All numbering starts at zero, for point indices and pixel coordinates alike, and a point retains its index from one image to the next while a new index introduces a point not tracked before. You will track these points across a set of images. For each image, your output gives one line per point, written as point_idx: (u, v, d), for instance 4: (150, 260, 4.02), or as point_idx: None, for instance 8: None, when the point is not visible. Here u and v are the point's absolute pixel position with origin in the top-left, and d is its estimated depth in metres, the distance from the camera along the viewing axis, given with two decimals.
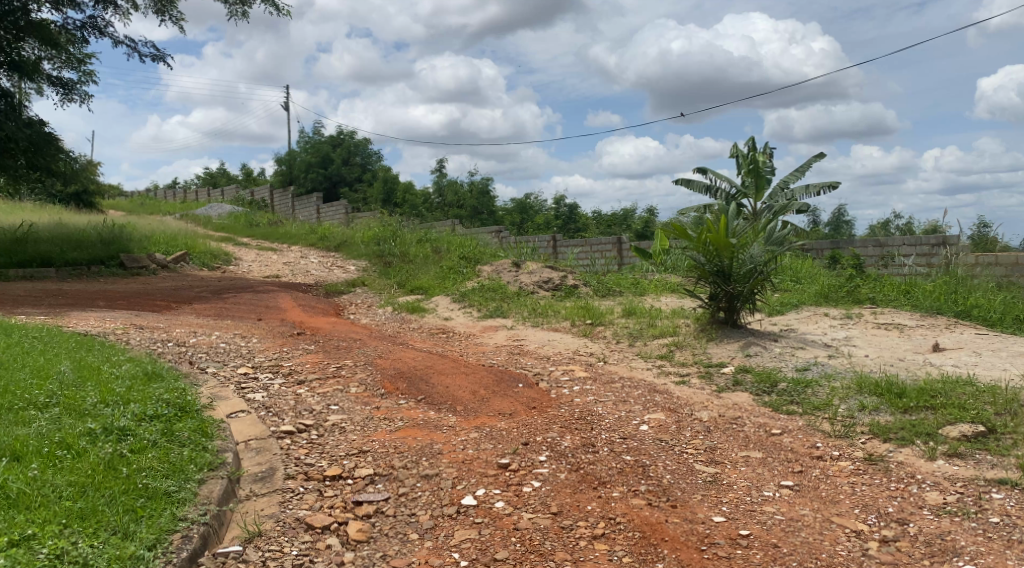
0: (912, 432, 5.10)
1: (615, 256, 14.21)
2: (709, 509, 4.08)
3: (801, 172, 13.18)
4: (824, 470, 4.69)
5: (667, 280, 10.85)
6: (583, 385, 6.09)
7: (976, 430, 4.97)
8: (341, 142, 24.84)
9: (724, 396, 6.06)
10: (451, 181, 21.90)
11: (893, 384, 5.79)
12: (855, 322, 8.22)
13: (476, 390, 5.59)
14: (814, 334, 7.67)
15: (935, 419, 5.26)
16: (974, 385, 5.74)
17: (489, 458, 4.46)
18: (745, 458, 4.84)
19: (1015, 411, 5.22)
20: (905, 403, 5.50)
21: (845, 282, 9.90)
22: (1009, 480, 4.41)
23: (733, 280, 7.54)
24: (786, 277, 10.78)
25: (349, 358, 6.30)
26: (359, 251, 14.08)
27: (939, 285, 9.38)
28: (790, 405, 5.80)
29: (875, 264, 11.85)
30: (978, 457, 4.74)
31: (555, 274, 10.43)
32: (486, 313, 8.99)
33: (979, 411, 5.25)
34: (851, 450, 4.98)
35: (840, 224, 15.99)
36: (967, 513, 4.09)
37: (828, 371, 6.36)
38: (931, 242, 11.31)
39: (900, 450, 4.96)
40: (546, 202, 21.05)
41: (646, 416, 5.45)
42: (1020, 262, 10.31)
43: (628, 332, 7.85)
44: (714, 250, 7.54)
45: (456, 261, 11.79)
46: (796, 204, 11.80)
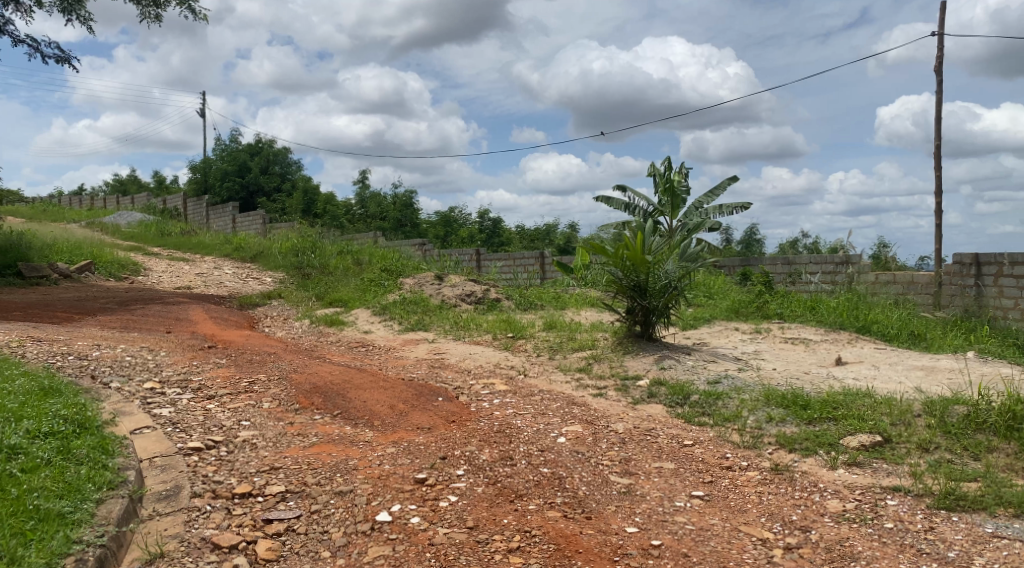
0: (816, 442, 5.33)
1: (537, 270, 14.34)
2: (622, 520, 4.15)
3: (714, 193, 13.66)
4: (733, 480, 4.84)
5: (587, 295, 11.03)
6: (503, 398, 6.11)
7: (874, 440, 5.24)
8: (259, 150, 24.26)
9: (639, 408, 6.19)
10: (374, 192, 21.70)
11: (798, 396, 6.06)
12: (763, 336, 8.53)
13: (394, 404, 5.53)
14: (725, 348, 7.92)
15: (837, 430, 5.51)
16: (872, 397, 6.05)
17: (406, 473, 4.42)
18: (659, 469, 4.95)
19: (909, 422, 5.56)
20: (809, 414, 5.75)
21: (756, 298, 10.29)
22: (902, 487, 4.68)
23: (649, 294, 7.73)
24: (699, 292, 11.11)
25: (263, 372, 6.14)
26: (276, 262, 13.76)
27: (842, 302, 9.85)
28: (702, 417, 5.97)
29: (784, 281, 12.42)
30: (876, 465, 5.00)
31: (477, 288, 10.45)
32: (407, 326, 8.92)
33: (876, 421, 5.56)
34: (759, 460, 5.16)
35: (751, 242, 16.61)
36: (865, 520, 4.30)
37: (737, 384, 6.57)
38: (835, 261, 11.85)
39: (804, 459, 5.17)
40: (470, 216, 21.11)
41: (564, 428, 5.51)
42: (915, 281, 10.95)
43: (548, 346, 7.92)
44: (631, 266, 7.69)
45: (378, 273, 11.67)
46: (710, 222, 12.21)
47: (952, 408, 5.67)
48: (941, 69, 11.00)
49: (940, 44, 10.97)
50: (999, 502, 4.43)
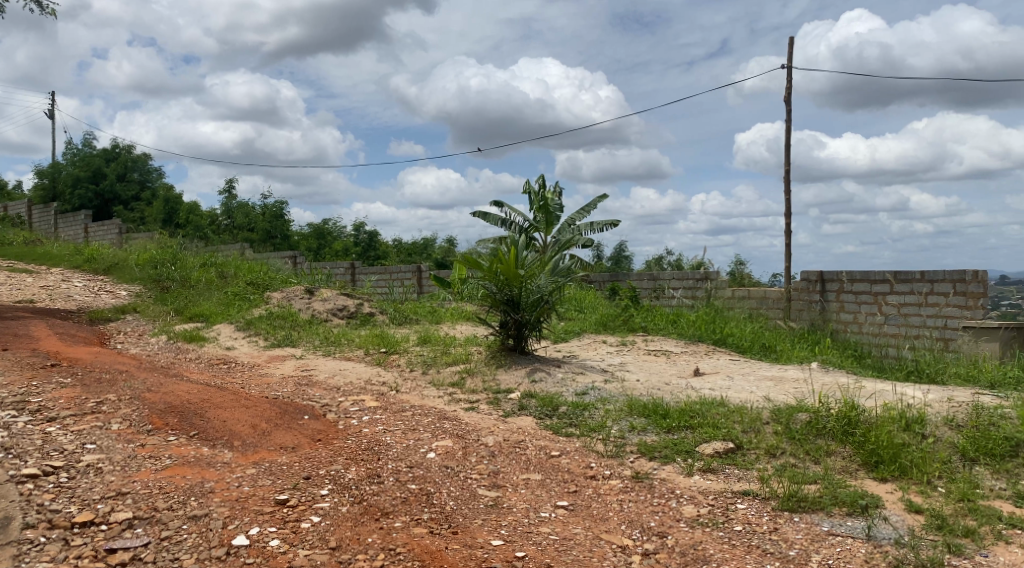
0: (674, 450, 5.60)
1: (413, 284, 14.25)
2: (488, 533, 4.18)
3: (586, 210, 14.11)
4: (596, 489, 4.98)
5: (462, 309, 11.07)
6: (373, 414, 6.02)
7: (726, 447, 5.58)
8: (115, 156, 22.82)
9: (509, 420, 6.27)
10: (242, 202, 20.86)
11: (659, 406, 6.34)
12: (629, 348, 8.86)
13: (257, 424, 5.33)
14: (593, 360, 8.17)
15: (694, 438, 5.81)
16: (725, 406, 6.42)
17: (266, 495, 4.26)
18: (526, 481, 5.03)
19: (758, 429, 5.96)
20: (668, 423, 6.03)
21: (623, 311, 10.69)
22: (751, 491, 4.99)
23: (522, 308, 7.86)
24: (571, 306, 11.39)
25: (112, 392, 5.76)
26: (132, 274, 12.96)
27: (701, 315, 10.38)
28: (569, 427, 6.12)
29: (648, 295, 13.07)
30: (728, 471, 5.32)
31: (350, 302, 10.26)
32: (274, 342, 8.63)
33: (729, 429, 5.92)
34: (621, 469, 5.35)
35: (620, 258, 17.25)
36: (717, 524, 4.54)
37: (603, 395, 6.79)
38: (695, 277, 12.48)
39: (663, 467, 5.41)
40: (344, 229, 20.81)
41: (434, 443, 5.49)
42: (767, 296, 11.72)
43: (421, 360, 7.88)
44: (505, 280, 7.78)
45: (243, 287, 11.24)
46: (581, 239, 12.64)
47: (796, 415, 6.13)
48: (790, 99, 11.84)
49: (789, 76, 11.81)
50: (835, 502, 4.82)
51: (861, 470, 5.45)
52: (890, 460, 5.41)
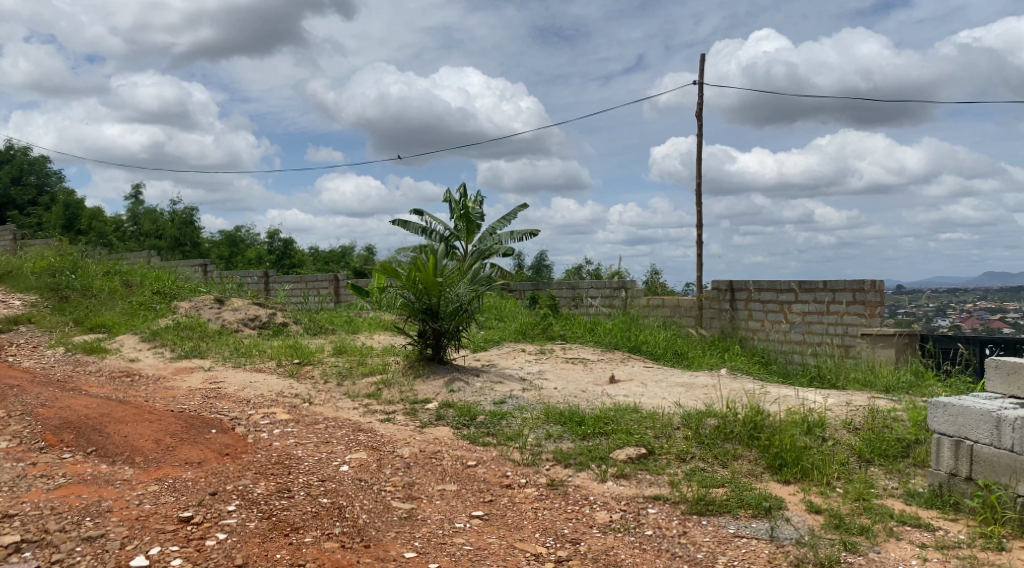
0: (589, 457, 5.68)
1: (330, 293, 14.01)
2: (401, 546, 4.14)
3: (507, 220, 14.19)
4: (511, 498, 5.00)
5: (380, 318, 10.94)
6: (284, 427, 5.88)
7: (639, 452, 5.71)
8: (10, 158, 21.61)
9: (426, 431, 6.23)
10: (149, 208, 20.09)
11: (575, 413, 6.43)
12: (547, 357, 8.94)
13: (160, 438, 5.12)
14: (512, 368, 8.20)
15: (608, 444, 5.92)
16: (639, 412, 6.57)
17: (168, 513, 4.10)
18: (441, 492, 5.00)
19: (669, 435, 6.13)
20: (584, 430, 6.12)
21: (541, 320, 10.79)
22: (662, 496, 5.11)
23: (440, 317, 7.83)
24: (490, 315, 11.41)
25: (1, 408, 5.43)
26: (27, 284, 12.27)
27: (618, 324, 10.58)
28: (486, 437, 6.13)
29: (568, 304, 13.25)
30: (640, 476, 5.45)
31: (262, 311, 10.01)
32: (181, 354, 8.33)
33: (642, 434, 6.07)
34: (536, 477, 5.39)
35: (540, 267, 17.45)
36: (628, 529, 4.62)
37: (521, 404, 6.83)
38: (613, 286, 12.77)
39: (578, 473, 5.48)
40: (258, 238, 20.71)
41: (348, 456, 5.40)
42: (680, 304, 12.10)
43: (336, 371, 7.74)
44: (423, 289, 7.73)
45: (149, 296, 10.80)
46: (502, 248, 12.68)
47: (706, 420, 6.33)
48: (701, 115, 12.27)
49: (699, 93, 12.23)
50: (740, 505, 4.99)
51: (766, 473, 5.66)
52: (793, 462, 5.64)
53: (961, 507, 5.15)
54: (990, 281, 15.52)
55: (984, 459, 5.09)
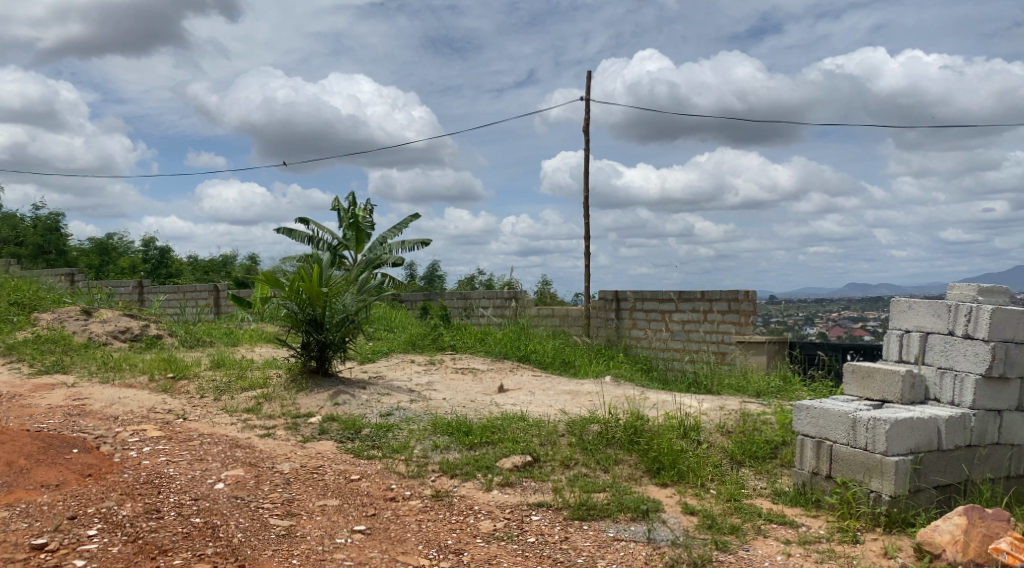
0: (475, 467, 5.70)
1: (210, 304, 13.44)
2: (278, 564, 4.02)
3: (397, 229, 14.08)
4: (394, 511, 4.95)
5: (262, 330, 10.59)
6: (155, 445, 5.59)
7: (524, 460, 5.78)
8: None
9: (308, 445, 6.07)
10: (8, 213, 18.69)
11: (461, 423, 6.43)
12: (436, 367, 8.91)
13: (13, 461, 4.76)
14: (400, 380, 8.11)
15: (494, 453, 5.96)
16: (525, 421, 6.64)
17: (19, 541, 3.82)
18: (322, 507, 4.89)
19: (554, 442, 6.25)
20: (470, 440, 6.14)
21: (431, 330, 10.75)
22: (545, 503, 5.20)
23: (325, 328, 7.66)
24: (379, 326, 11.27)
25: None
26: None
27: (507, 333, 10.67)
28: (371, 450, 6.04)
29: (459, 314, 13.36)
30: (525, 484, 5.52)
31: (134, 324, 9.49)
32: (40, 369, 7.77)
33: (527, 442, 6.15)
34: (421, 488, 5.35)
35: (433, 277, 17.38)
36: (511, 537, 4.67)
37: (408, 415, 6.77)
38: (504, 296, 12.93)
39: (464, 484, 5.48)
40: (132, 244, 19.60)
41: (223, 473, 5.19)
42: (569, 314, 12.35)
43: (214, 386, 7.43)
44: (307, 299, 7.54)
45: (5, 307, 10.03)
46: (392, 258, 12.60)
47: (589, 426, 6.49)
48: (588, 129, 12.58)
49: (586, 108, 12.55)
50: (620, 509, 5.14)
51: (645, 476, 5.85)
52: (670, 466, 5.86)
53: (821, 504, 5.49)
54: (852, 291, 16.65)
55: (841, 458, 5.45)
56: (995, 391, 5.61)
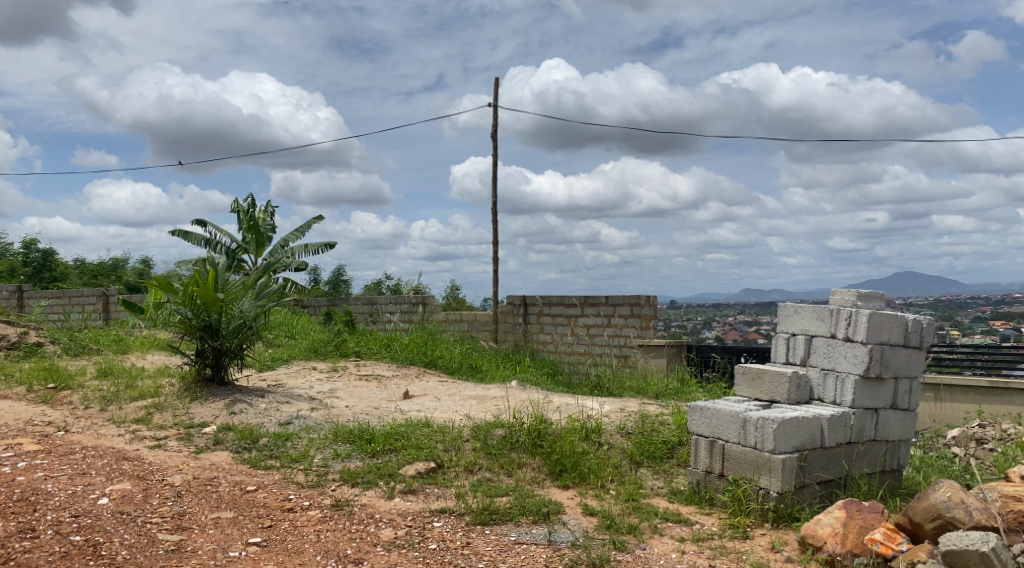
0: (377, 475, 5.63)
1: (98, 310, 12.77)
2: None
3: (300, 232, 13.76)
4: (292, 522, 4.83)
5: (155, 337, 10.13)
6: (32, 460, 5.26)
7: (428, 467, 5.75)
8: None
9: (202, 457, 5.84)
10: None
11: (364, 431, 6.34)
12: (339, 374, 8.75)
13: None
14: (301, 388, 7.92)
15: (397, 460, 5.91)
16: (429, 427, 6.61)
17: None
18: (216, 520, 4.72)
19: (459, 447, 6.25)
20: (372, 447, 6.06)
21: (334, 336, 10.56)
22: (448, 509, 5.19)
23: (221, 335, 7.40)
24: (280, 332, 10.98)
25: None
26: None
27: (413, 339, 10.59)
28: (269, 460, 5.87)
29: (365, 320, 13.23)
30: (427, 490, 5.49)
31: (11, 330, 8.90)
32: None
33: (431, 449, 6.12)
34: (320, 498, 5.24)
35: (338, 282, 17.08)
36: (413, 544, 4.64)
37: (308, 424, 6.62)
38: (411, 301, 12.85)
39: (365, 492, 5.41)
40: (10, 247, 18.40)
41: (108, 488, 4.94)
42: (476, 319, 12.37)
43: (99, 396, 7.05)
44: (202, 305, 7.27)
45: None
46: (295, 262, 12.30)
47: (493, 431, 6.52)
48: (497, 136, 12.65)
49: (495, 114, 12.63)
50: (522, 512, 5.19)
51: (548, 479, 5.93)
52: (572, 468, 5.96)
53: (714, 501, 5.71)
54: (748, 296, 17.37)
55: (733, 457, 5.67)
56: (872, 390, 5.97)
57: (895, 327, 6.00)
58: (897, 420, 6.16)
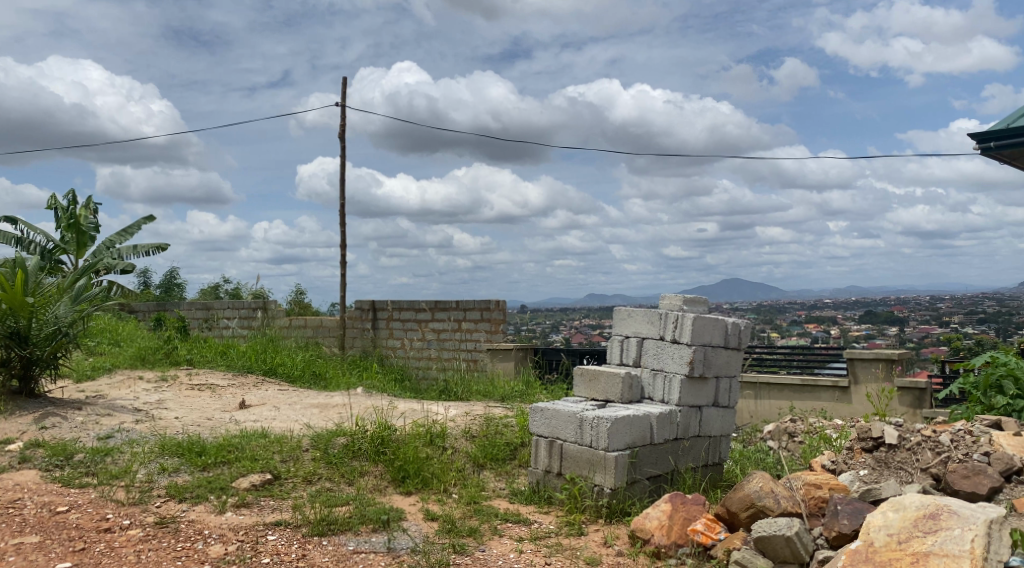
0: (207, 488, 5.36)
1: None
2: None
3: (128, 232, 12.84)
4: (109, 543, 4.49)
5: None
6: None
7: (263, 479, 5.54)
8: None
9: (4, 477, 5.31)
10: None
11: (194, 443, 6.01)
12: (169, 384, 8.23)
13: None
14: (125, 399, 7.39)
15: (230, 473, 5.65)
16: (265, 437, 6.37)
17: None
18: (18, 546, 4.31)
19: (297, 457, 6.07)
20: (202, 460, 5.76)
21: (164, 343, 9.93)
22: (283, 521, 5.02)
23: (31, 342, 6.73)
24: (103, 340, 10.19)
25: None
26: None
27: (252, 346, 10.16)
28: (85, 477, 5.43)
29: (199, 326, 12.56)
30: (262, 503, 5.28)
31: None
32: None
33: (268, 460, 5.90)
34: (143, 516, 4.91)
35: (172, 286, 16.09)
36: (244, 559, 4.44)
37: (131, 437, 6.19)
38: (251, 306, 12.33)
39: (193, 507, 5.12)
40: None
41: None
42: (322, 324, 12.05)
43: None
44: (7, 309, 6.53)
45: None
46: (122, 265, 11.48)
47: (334, 440, 6.38)
48: (344, 136, 12.41)
49: (342, 114, 12.37)
50: (362, 521, 5.11)
51: (390, 487, 5.88)
52: (414, 474, 5.94)
53: (552, 500, 5.89)
54: (592, 301, 18.04)
55: (570, 456, 5.87)
56: (696, 389, 6.38)
57: (717, 330, 6.44)
58: (718, 416, 6.62)
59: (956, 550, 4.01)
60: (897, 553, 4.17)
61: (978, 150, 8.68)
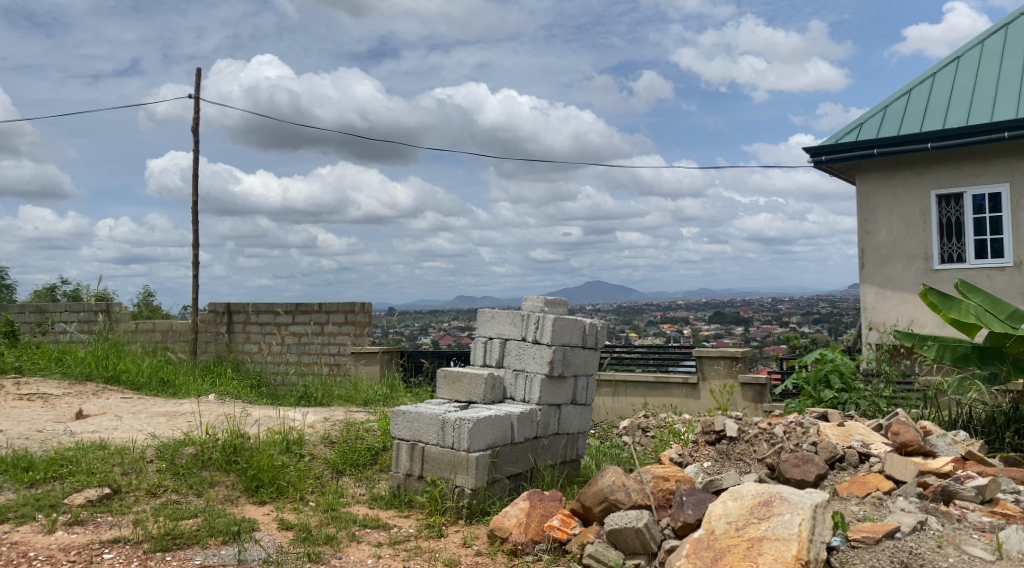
0: (35, 507, 4.95)
1: None
2: None
3: None
4: None
5: None
6: None
7: (101, 494, 5.18)
8: None
9: None
10: None
11: (20, 458, 5.54)
12: None
13: None
14: None
15: (62, 489, 5.25)
16: (104, 449, 5.97)
17: None
18: None
19: (140, 469, 5.73)
20: (30, 477, 5.32)
21: None
22: (122, 537, 4.71)
23: None
24: None
25: None
26: None
27: (93, 351, 9.48)
28: None
29: (32, 331, 11.70)
30: (98, 520, 4.93)
31: None
32: None
33: (107, 473, 5.53)
34: None
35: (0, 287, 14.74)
36: None
37: None
38: (93, 309, 11.51)
39: (18, 528, 4.71)
40: None
41: None
42: (173, 328, 11.42)
43: None
44: None
45: None
46: None
47: (182, 450, 6.08)
48: (198, 130, 11.80)
49: (196, 107, 11.77)
50: (210, 533, 4.88)
51: (242, 497, 5.65)
52: (269, 483, 5.74)
53: (413, 503, 5.86)
54: (459, 304, 18.10)
55: (431, 458, 5.87)
56: (556, 388, 6.55)
57: (576, 330, 6.64)
58: (576, 414, 6.82)
59: (785, 533, 4.34)
60: (735, 539, 4.45)
61: (812, 163, 9.43)
